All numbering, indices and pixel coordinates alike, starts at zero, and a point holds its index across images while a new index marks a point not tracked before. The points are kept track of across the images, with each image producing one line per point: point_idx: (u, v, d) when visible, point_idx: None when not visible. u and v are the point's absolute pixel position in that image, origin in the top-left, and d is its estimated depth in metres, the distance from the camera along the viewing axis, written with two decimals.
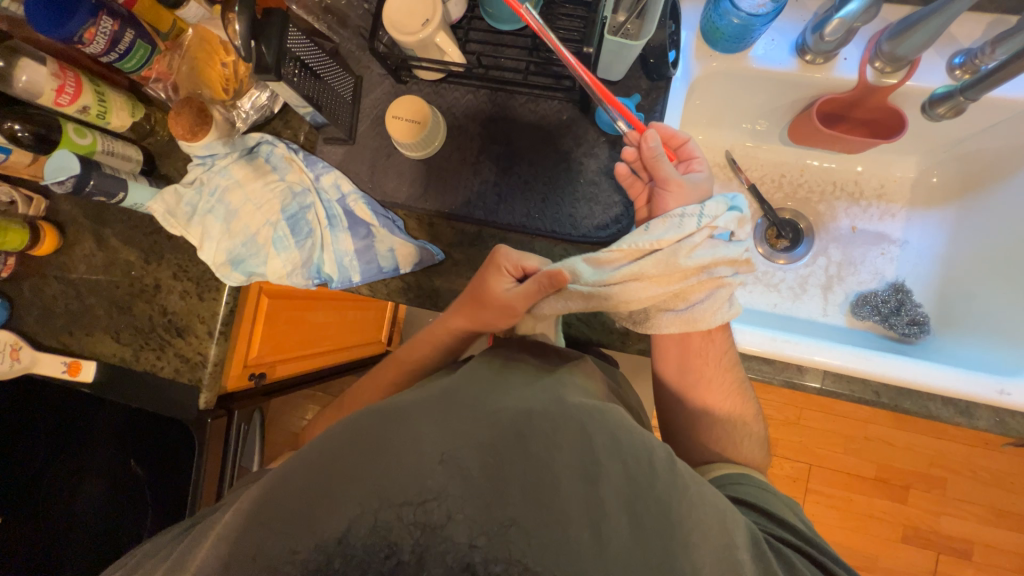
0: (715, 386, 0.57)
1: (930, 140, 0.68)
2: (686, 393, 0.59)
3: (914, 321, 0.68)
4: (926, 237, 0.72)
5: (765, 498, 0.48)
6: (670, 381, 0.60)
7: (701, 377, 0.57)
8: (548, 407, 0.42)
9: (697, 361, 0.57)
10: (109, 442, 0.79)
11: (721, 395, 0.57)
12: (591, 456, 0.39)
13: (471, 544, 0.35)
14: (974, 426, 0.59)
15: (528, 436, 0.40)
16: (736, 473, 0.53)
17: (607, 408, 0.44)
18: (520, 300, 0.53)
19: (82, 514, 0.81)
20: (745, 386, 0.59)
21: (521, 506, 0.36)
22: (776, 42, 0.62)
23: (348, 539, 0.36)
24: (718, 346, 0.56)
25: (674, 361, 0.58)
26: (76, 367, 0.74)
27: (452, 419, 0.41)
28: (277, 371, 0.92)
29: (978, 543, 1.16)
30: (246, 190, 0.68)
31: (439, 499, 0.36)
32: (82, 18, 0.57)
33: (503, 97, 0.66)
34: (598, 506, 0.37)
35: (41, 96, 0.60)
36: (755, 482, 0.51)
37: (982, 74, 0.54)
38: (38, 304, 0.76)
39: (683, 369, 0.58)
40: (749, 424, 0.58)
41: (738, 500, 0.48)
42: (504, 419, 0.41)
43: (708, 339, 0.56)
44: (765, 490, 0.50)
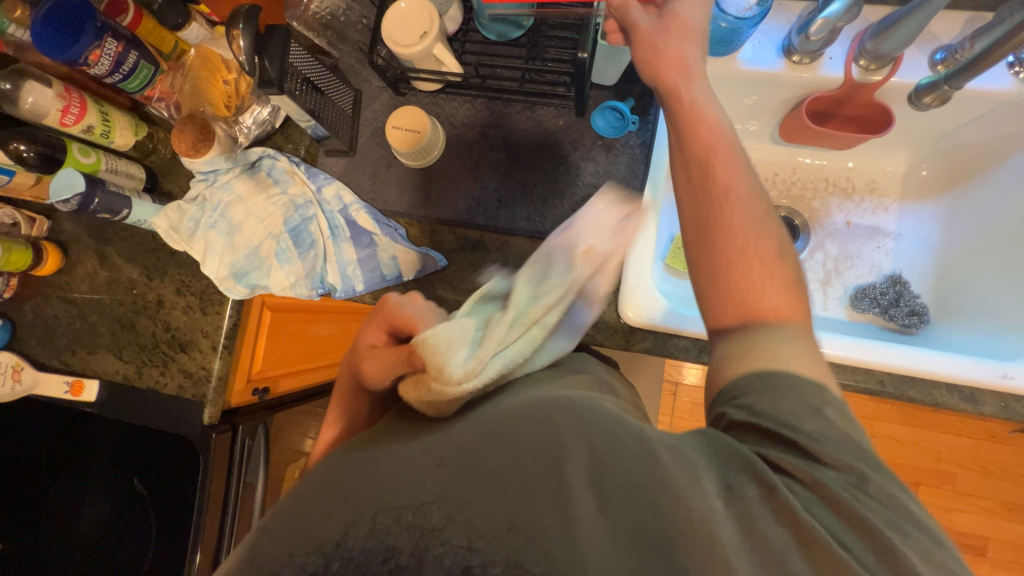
0: (738, 223, 0.42)
1: (917, 134, 0.70)
2: (718, 266, 0.43)
3: (914, 312, 0.69)
4: (919, 229, 0.73)
5: (781, 402, 0.37)
6: (692, 258, 0.45)
7: (726, 220, 0.43)
8: (516, 405, 0.42)
9: (707, 197, 0.43)
10: (110, 462, 0.78)
11: (769, 248, 0.42)
12: (556, 438, 0.39)
13: (469, 546, 0.34)
14: (981, 412, 0.59)
15: (498, 431, 0.40)
16: (759, 373, 0.39)
17: (579, 398, 0.44)
18: (378, 361, 0.48)
19: (84, 539, 0.80)
20: (784, 236, 0.44)
21: (520, 505, 0.36)
22: (763, 45, 0.64)
23: (344, 544, 0.35)
24: (736, 170, 0.44)
25: (688, 223, 0.45)
26: (78, 387, 0.74)
27: (448, 429, 0.42)
28: (280, 386, 0.92)
29: (992, 539, 1.15)
30: (249, 205, 0.69)
31: (439, 502, 0.36)
32: (87, 40, 0.59)
33: (501, 105, 0.67)
34: (598, 501, 0.36)
35: (47, 117, 0.61)
36: (768, 380, 0.38)
37: (962, 64, 0.56)
38: (40, 324, 0.76)
39: (707, 223, 0.43)
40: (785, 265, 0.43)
41: (748, 417, 0.38)
42: (482, 419, 0.42)
43: (716, 165, 0.43)
44: (784, 388, 0.38)
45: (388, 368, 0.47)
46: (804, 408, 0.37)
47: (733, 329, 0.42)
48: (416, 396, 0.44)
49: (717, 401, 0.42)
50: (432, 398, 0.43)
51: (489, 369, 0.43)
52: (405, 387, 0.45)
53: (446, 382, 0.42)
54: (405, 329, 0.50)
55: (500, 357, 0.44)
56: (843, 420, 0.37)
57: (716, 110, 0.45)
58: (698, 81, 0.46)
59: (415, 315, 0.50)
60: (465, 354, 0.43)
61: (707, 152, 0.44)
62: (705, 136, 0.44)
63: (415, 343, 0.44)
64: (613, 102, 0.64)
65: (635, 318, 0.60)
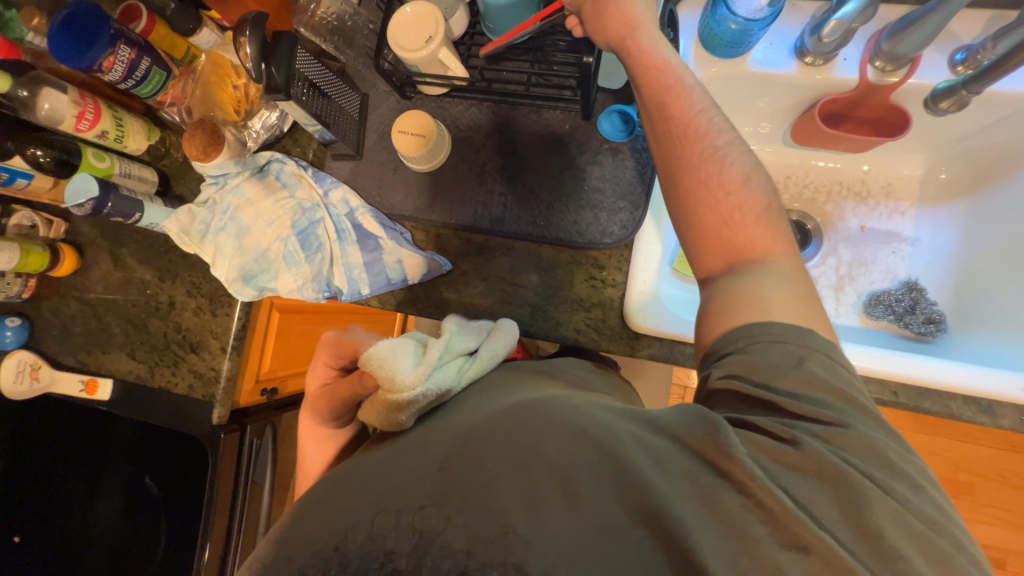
0: (701, 165, 0.45)
1: (934, 137, 0.68)
2: (687, 203, 0.46)
3: (930, 319, 0.67)
4: (938, 234, 0.71)
5: (761, 355, 0.38)
6: (667, 200, 0.48)
7: (688, 156, 0.46)
8: (499, 415, 0.42)
9: (672, 149, 0.47)
10: (125, 459, 0.81)
11: (734, 176, 0.45)
12: (526, 445, 0.39)
13: (466, 551, 0.35)
14: (999, 425, 0.56)
15: (473, 442, 0.40)
16: (745, 331, 0.40)
17: (558, 402, 0.43)
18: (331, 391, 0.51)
19: (99, 533, 0.82)
20: (753, 162, 0.46)
21: (518, 508, 0.36)
22: (775, 46, 0.62)
23: (343, 547, 0.36)
24: (692, 105, 0.46)
25: (658, 166, 0.48)
26: (93, 385, 0.76)
27: (444, 436, 0.42)
28: (287, 386, 0.95)
29: (1012, 551, 1.12)
30: (258, 208, 0.70)
31: (438, 505, 0.37)
32: (102, 47, 0.60)
33: (507, 108, 0.67)
34: (598, 505, 0.36)
35: (63, 123, 0.62)
36: (748, 335, 0.39)
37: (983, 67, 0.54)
38: (56, 324, 0.78)
39: (672, 163, 0.47)
40: (753, 193, 0.45)
41: (729, 377, 0.39)
42: (473, 427, 0.42)
43: (671, 111, 0.46)
44: (765, 342, 0.38)
45: (344, 395, 0.50)
46: (786, 360, 0.38)
47: (719, 269, 0.45)
48: (376, 415, 0.46)
49: (703, 366, 0.43)
50: (387, 410, 0.45)
51: (431, 380, 0.47)
52: (364, 409, 0.47)
53: (396, 389, 0.45)
54: (350, 355, 0.52)
55: (439, 371, 0.48)
56: (826, 372, 0.37)
57: (669, 53, 0.48)
58: (645, 31, 0.49)
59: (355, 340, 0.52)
60: (411, 363, 0.46)
61: (660, 93, 0.47)
62: (658, 79, 0.47)
63: (363, 358, 0.46)
64: (620, 106, 0.64)
65: (643, 325, 0.60)
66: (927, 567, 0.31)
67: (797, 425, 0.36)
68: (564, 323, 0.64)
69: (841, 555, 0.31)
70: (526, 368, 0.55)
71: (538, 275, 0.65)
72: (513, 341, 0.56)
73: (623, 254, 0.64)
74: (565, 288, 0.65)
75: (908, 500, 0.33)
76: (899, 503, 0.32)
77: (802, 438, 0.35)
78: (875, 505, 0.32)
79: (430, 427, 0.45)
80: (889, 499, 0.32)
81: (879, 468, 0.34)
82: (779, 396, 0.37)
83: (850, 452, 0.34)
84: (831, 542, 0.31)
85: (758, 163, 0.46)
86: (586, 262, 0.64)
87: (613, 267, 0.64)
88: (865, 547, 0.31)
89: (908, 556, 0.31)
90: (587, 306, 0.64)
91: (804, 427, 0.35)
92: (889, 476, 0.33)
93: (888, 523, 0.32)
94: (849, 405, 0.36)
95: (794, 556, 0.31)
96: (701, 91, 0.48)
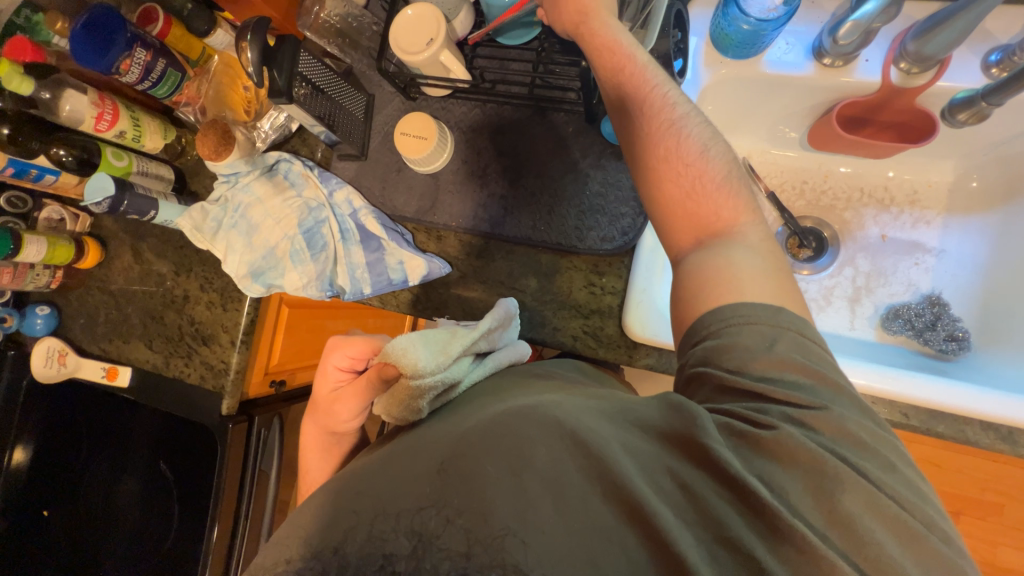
0: (656, 140, 0.47)
1: (965, 143, 0.64)
2: (651, 179, 0.47)
3: (952, 337, 0.64)
4: (966, 246, 0.67)
5: (735, 339, 0.39)
6: (634, 178, 0.50)
7: (646, 132, 0.47)
8: (490, 418, 0.41)
9: (633, 127, 0.48)
10: (146, 442, 0.85)
11: (692, 147, 0.46)
12: (518, 451, 0.38)
13: (465, 553, 0.34)
14: (1020, 454, 0.54)
15: (460, 455, 0.38)
16: (712, 316, 0.41)
17: (541, 403, 0.43)
18: (348, 393, 0.53)
19: (122, 510, 0.87)
20: (711, 132, 0.47)
21: (514, 510, 0.35)
22: (791, 46, 0.59)
23: (343, 549, 0.36)
24: (647, 81, 0.47)
25: (622, 143, 0.50)
26: (114, 372, 0.80)
27: (442, 440, 0.41)
28: (295, 378, 0.99)
29: None
30: (267, 207, 0.71)
31: (437, 507, 0.36)
32: (119, 50, 0.62)
33: (510, 110, 0.66)
34: (592, 519, 0.35)
35: (83, 123, 0.65)
36: (721, 320, 0.40)
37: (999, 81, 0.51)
38: (82, 313, 0.82)
39: (634, 140, 0.48)
40: (703, 162, 0.46)
41: (704, 364, 0.41)
42: (457, 435, 0.40)
43: (623, 91, 0.48)
44: (738, 325, 0.40)
45: (359, 402, 0.52)
46: (758, 344, 0.39)
47: (689, 244, 0.46)
48: (398, 406, 0.47)
49: (680, 353, 0.44)
50: (408, 397, 0.46)
51: (447, 370, 0.49)
52: (385, 400, 0.48)
53: (418, 375, 0.46)
54: (368, 358, 0.53)
55: (456, 363, 0.50)
56: (798, 352, 0.39)
57: (618, 31, 0.48)
58: (598, 15, 0.49)
59: (369, 340, 0.53)
60: (432, 354, 0.47)
61: (613, 75, 0.48)
62: (610, 61, 0.47)
63: (384, 348, 0.47)
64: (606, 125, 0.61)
65: (640, 334, 0.58)
66: (894, 545, 0.32)
67: (771, 409, 0.37)
68: (562, 329, 0.64)
69: (816, 544, 0.32)
70: (519, 372, 0.55)
71: (538, 280, 0.65)
72: (524, 357, 0.61)
73: (623, 261, 0.63)
74: (564, 294, 0.64)
75: (880, 482, 0.34)
76: (870, 482, 0.34)
77: (778, 425, 0.36)
78: (845, 489, 0.34)
79: (424, 429, 0.45)
80: (859, 478, 0.34)
81: (851, 449, 0.35)
82: (753, 382, 0.38)
83: (822, 434, 0.36)
84: (805, 530, 0.32)
85: (716, 132, 0.47)
86: (586, 267, 0.64)
87: (613, 273, 0.63)
88: (837, 529, 0.33)
89: (895, 557, 0.32)
90: (585, 313, 0.63)
91: (777, 411, 0.37)
92: (862, 459, 0.35)
93: (859, 506, 0.33)
94: (821, 384, 0.38)
95: (772, 546, 0.33)
96: (655, 67, 0.48)
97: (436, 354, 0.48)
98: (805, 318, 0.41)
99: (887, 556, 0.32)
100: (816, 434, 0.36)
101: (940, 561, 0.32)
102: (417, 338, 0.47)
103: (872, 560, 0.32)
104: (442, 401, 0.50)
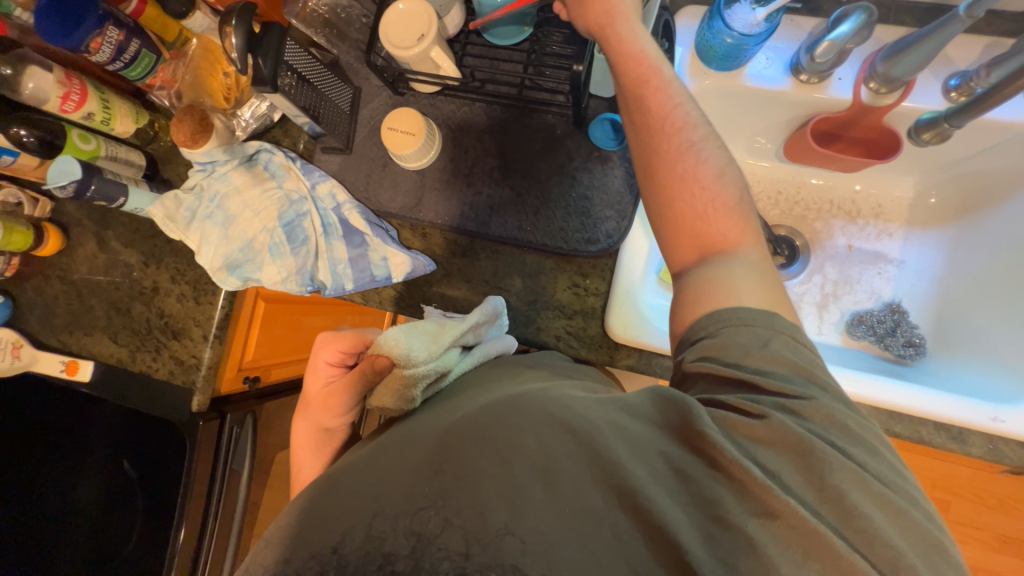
0: (674, 157, 0.47)
1: (926, 160, 0.68)
2: (663, 193, 0.48)
3: (910, 342, 0.68)
4: (923, 257, 0.71)
5: (730, 337, 0.41)
6: (644, 191, 0.50)
7: (664, 149, 0.48)
8: (484, 410, 0.41)
9: (653, 139, 0.48)
10: (107, 439, 0.81)
11: (709, 171, 0.47)
12: (514, 446, 0.38)
13: (465, 553, 0.34)
14: (967, 452, 0.57)
15: (456, 454, 0.38)
16: (708, 317, 0.43)
17: (530, 395, 0.43)
18: (335, 386, 0.52)
19: (78, 512, 0.82)
20: (726, 156, 0.48)
21: (511, 506, 0.35)
22: (770, 61, 0.62)
23: (342, 549, 0.35)
24: (670, 98, 0.48)
25: (635, 156, 0.50)
26: (74, 367, 0.76)
27: (434, 438, 0.41)
28: (269, 374, 0.96)
29: (979, 569, 1.13)
30: (245, 198, 0.69)
31: (437, 506, 0.36)
32: (89, 27, 0.58)
33: (499, 111, 0.67)
34: (586, 516, 0.36)
35: (47, 103, 0.62)
36: (718, 321, 0.42)
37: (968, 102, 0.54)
38: (39, 304, 0.78)
39: (651, 153, 0.48)
40: (719, 186, 0.47)
41: (700, 359, 0.42)
42: (451, 433, 0.40)
43: (647, 103, 0.48)
44: (733, 325, 0.41)
45: (346, 396, 0.51)
46: (752, 342, 0.40)
47: (691, 260, 0.47)
48: (390, 395, 0.47)
49: (678, 350, 0.45)
50: (401, 386, 0.46)
51: (439, 359, 0.49)
52: (378, 391, 0.48)
53: (411, 365, 0.46)
54: (357, 352, 0.53)
55: (447, 353, 0.50)
56: (789, 350, 0.40)
57: (646, 43, 0.49)
58: (626, 19, 0.50)
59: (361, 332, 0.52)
60: (422, 343, 0.47)
61: (639, 84, 0.48)
62: (636, 70, 0.48)
63: (375, 341, 0.47)
64: (602, 121, 0.64)
65: (622, 335, 0.60)
66: (882, 521, 0.34)
67: (763, 399, 0.39)
68: (545, 329, 0.64)
69: (801, 521, 0.34)
70: (503, 365, 0.55)
71: (522, 280, 0.65)
72: (510, 350, 0.61)
73: (607, 263, 0.63)
74: (548, 294, 0.65)
75: (865, 463, 0.36)
76: (856, 463, 0.36)
77: (769, 414, 0.38)
78: (833, 470, 0.35)
79: (415, 422, 0.45)
80: (845, 459, 0.36)
81: (839, 435, 0.37)
82: (747, 374, 0.40)
83: (811, 421, 0.38)
84: (796, 507, 0.34)
85: (732, 159, 0.49)
86: (569, 269, 0.64)
87: (596, 276, 0.64)
88: (826, 505, 0.35)
89: (887, 538, 0.33)
90: (569, 313, 0.64)
91: (770, 400, 0.39)
92: (847, 443, 0.37)
93: (846, 486, 0.35)
94: (811, 377, 0.39)
95: (765, 525, 0.34)
96: (679, 85, 0.49)
97: (426, 344, 0.48)
98: (796, 324, 0.42)
99: (875, 532, 0.34)
100: (805, 420, 0.38)
101: (929, 549, 0.34)
102: (405, 332, 0.47)
103: (861, 535, 0.34)
104: (434, 391, 0.51)
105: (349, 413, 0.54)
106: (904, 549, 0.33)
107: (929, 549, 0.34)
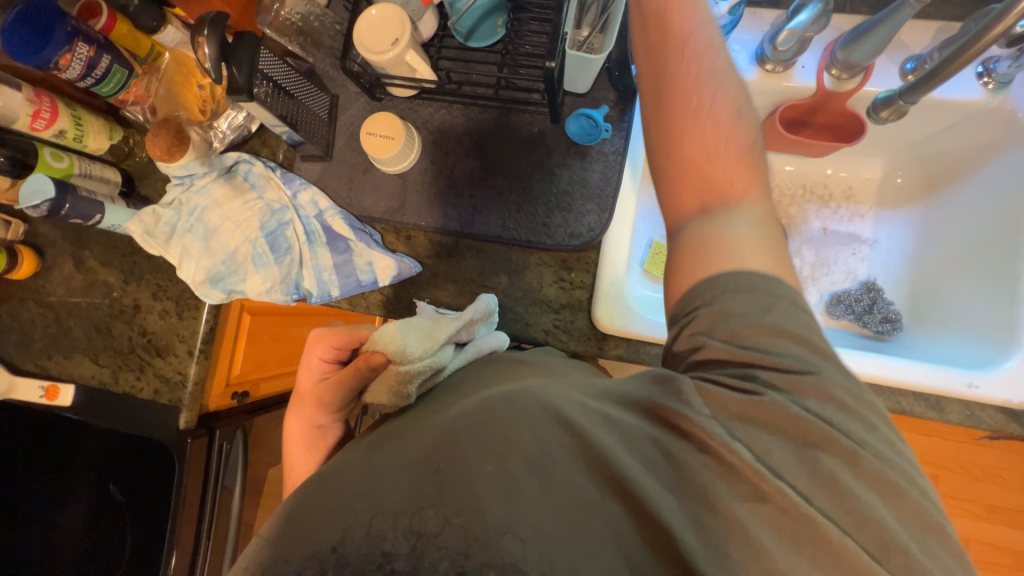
0: (693, 84, 0.45)
1: (891, 142, 0.71)
2: (674, 127, 0.45)
3: (886, 318, 0.70)
4: (894, 237, 0.74)
5: (728, 307, 0.41)
6: (649, 128, 0.47)
7: (682, 76, 0.45)
8: (477, 410, 0.41)
9: (671, 62, 0.45)
10: (91, 465, 0.78)
11: (724, 109, 0.44)
12: (509, 441, 0.38)
13: (465, 552, 0.34)
14: (946, 420, 0.59)
15: (454, 454, 0.38)
16: (708, 283, 0.42)
17: (522, 389, 0.43)
18: (325, 385, 0.52)
19: (62, 543, 0.79)
20: (742, 97, 0.46)
21: (508, 499, 0.36)
22: (737, 53, 0.64)
23: (341, 548, 0.35)
24: (691, 21, 0.46)
25: (646, 84, 0.47)
26: (54, 391, 0.74)
27: (428, 436, 0.41)
28: (258, 388, 0.95)
29: (970, 539, 1.15)
30: (225, 209, 0.68)
31: (436, 506, 0.36)
32: (58, 43, 0.58)
33: (478, 112, 0.67)
34: (581, 505, 0.36)
35: (17, 120, 0.61)
36: (715, 290, 0.41)
37: (923, 75, 0.55)
38: (16, 329, 0.76)
39: (665, 81, 0.46)
40: (735, 125, 0.45)
41: (697, 333, 0.42)
42: (445, 431, 0.40)
43: (669, 21, 0.46)
44: (731, 294, 0.41)
45: (337, 395, 0.51)
46: (750, 312, 0.40)
47: (692, 210, 0.45)
48: (386, 393, 0.48)
49: (673, 321, 0.45)
50: (397, 382, 0.47)
51: (436, 355, 0.49)
52: (372, 388, 0.49)
53: (406, 361, 0.46)
54: (348, 350, 0.53)
55: (444, 348, 0.50)
56: (789, 321, 0.40)
57: None
58: None
59: (351, 330, 0.51)
60: (418, 339, 0.48)
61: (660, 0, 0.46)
62: None
63: (372, 336, 0.47)
64: (585, 111, 0.64)
65: (609, 325, 0.61)
66: (878, 504, 0.35)
67: (758, 375, 0.39)
68: (534, 324, 0.65)
69: (790, 496, 0.35)
70: (492, 360, 0.55)
71: (508, 277, 0.66)
72: (502, 348, 0.60)
73: (591, 256, 0.64)
74: (535, 290, 0.65)
75: (863, 440, 0.36)
76: (853, 442, 0.36)
77: (763, 392, 0.38)
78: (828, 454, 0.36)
79: (407, 422, 0.45)
80: (842, 438, 0.36)
81: (835, 411, 0.37)
82: (741, 350, 0.40)
83: (806, 397, 0.38)
84: (790, 493, 0.35)
85: (748, 102, 0.47)
86: (554, 265, 0.65)
87: (581, 269, 0.65)
88: (822, 488, 0.35)
89: (875, 512, 0.35)
90: (556, 308, 0.65)
91: (764, 377, 0.38)
92: (846, 424, 0.37)
93: (842, 468, 0.36)
94: (809, 352, 0.39)
95: (758, 506, 0.35)
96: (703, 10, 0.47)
97: (425, 340, 0.48)
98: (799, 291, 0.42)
99: (869, 511, 0.35)
100: (800, 397, 0.38)
101: (910, 516, 0.35)
102: (404, 329, 0.47)
103: (851, 509, 0.35)
104: (429, 386, 0.51)
105: (340, 412, 0.54)
106: (893, 524, 0.34)
107: (915, 523, 0.35)
